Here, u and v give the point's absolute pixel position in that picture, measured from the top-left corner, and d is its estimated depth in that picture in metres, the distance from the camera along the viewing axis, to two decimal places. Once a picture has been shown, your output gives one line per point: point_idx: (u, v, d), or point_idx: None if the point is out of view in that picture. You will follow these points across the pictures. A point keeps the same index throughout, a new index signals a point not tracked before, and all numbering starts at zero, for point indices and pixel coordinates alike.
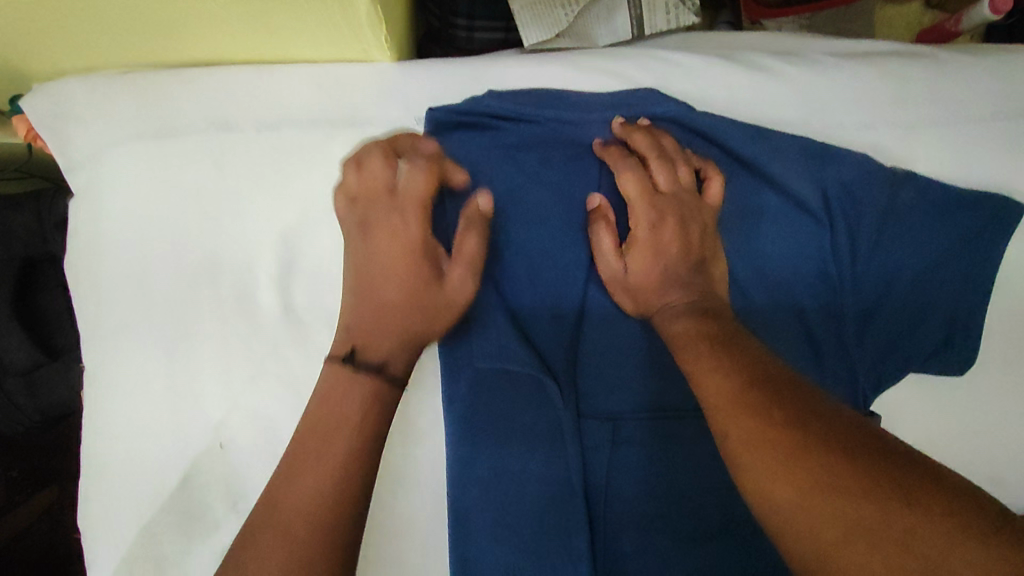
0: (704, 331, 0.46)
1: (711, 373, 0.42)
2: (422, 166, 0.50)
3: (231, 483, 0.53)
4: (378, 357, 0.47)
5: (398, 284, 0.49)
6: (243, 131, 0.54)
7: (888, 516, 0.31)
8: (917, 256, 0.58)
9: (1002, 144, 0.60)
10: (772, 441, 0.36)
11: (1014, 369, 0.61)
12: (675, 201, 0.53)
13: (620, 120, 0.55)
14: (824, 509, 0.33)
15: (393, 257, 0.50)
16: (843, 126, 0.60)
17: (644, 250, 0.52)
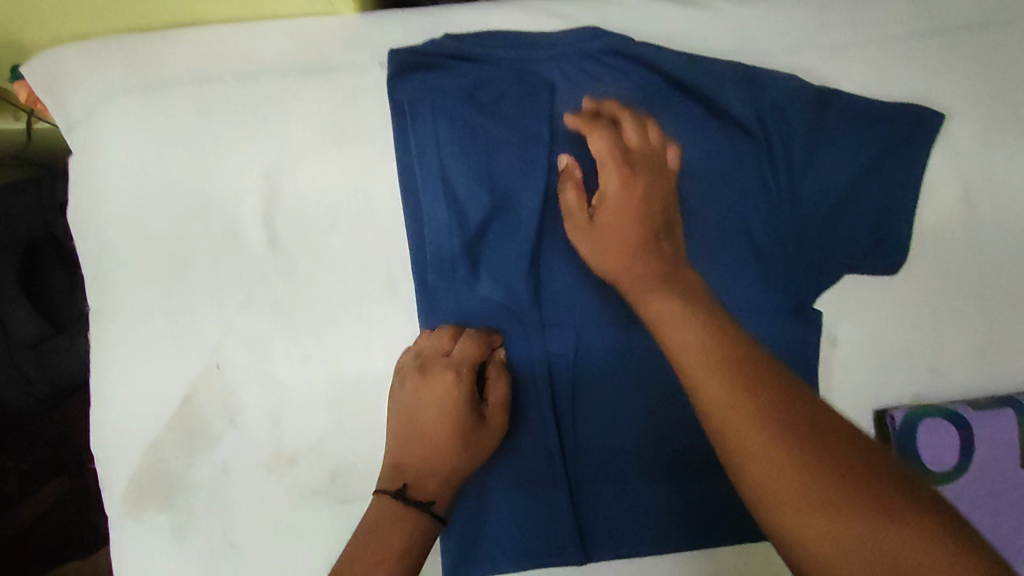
0: (665, 290, 0.47)
1: (681, 329, 0.44)
2: (442, 331, 0.58)
3: (229, 399, 0.60)
4: (427, 494, 0.56)
5: (437, 421, 0.57)
6: (223, 82, 0.60)
7: (848, 500, 0.35)
8: (846, 165, 0.63)
9: (917, 62, 0.66)
10: (741, 407, 0.38)
11: (947, 267, 0.66)
12: (641, 157, 0.55)
13: (590, 98, 0.58)
14: (792, 482, 0.36)
15: (432, 404, 0.58)
16: (774, 52, 0.65)
17: (618, 206, 0.53)
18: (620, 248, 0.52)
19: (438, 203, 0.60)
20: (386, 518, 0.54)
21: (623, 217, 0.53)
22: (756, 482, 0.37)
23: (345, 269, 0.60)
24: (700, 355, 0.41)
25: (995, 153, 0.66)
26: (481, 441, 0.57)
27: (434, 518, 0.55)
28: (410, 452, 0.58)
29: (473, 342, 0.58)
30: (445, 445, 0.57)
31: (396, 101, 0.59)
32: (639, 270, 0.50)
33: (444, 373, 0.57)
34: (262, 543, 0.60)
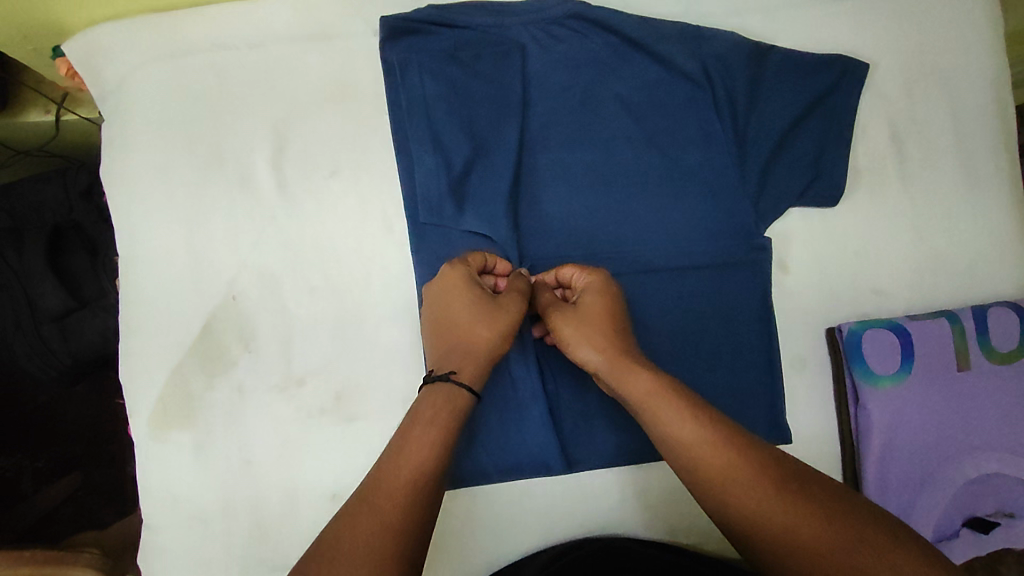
0: (624, 354, 0.58)
1: (687, 436, 0.51)
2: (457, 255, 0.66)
3: (244, 326, 0.66)
4: (453, 367, 0.57)
5: (454, 306, 0.61)
6: (237, 49, 0.69)
7: (809, 502, 0.46)
8: (784, 110, 0.72)
9: (843, 20, 0.75)
10: (733, 462, 0.48)
11: (880, 198, 0.74)
12: (587, 287, 0.62)
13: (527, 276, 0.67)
14: (773, 499, 0.46)
15: (447, 296, 0.62)
16: (717, 15, 0.74)
17: (592, 296, 0.61)
18: (598, 339, 0.59)
19: (426, 149, 0.68)
20: (420, 401, 0.55)
21: (595, 305, 0.61)
22: (760, 514, 0.46)
23: (345, 210, 0.68)
24: (698, 438, 0.50)
25: (915, 98, 0.75)
26: (497, 311, 0.60)
27: (462, 384, 0.56)
28: (437, 343, 0.60)
29: (483, 257, 0.65)
30: (464, 322, 0.60)
31: (388, 62, 0.68)
32: (600, 335, 0.59)
33: (454, 269, 0.62)
34: (274, 458, 0.65)
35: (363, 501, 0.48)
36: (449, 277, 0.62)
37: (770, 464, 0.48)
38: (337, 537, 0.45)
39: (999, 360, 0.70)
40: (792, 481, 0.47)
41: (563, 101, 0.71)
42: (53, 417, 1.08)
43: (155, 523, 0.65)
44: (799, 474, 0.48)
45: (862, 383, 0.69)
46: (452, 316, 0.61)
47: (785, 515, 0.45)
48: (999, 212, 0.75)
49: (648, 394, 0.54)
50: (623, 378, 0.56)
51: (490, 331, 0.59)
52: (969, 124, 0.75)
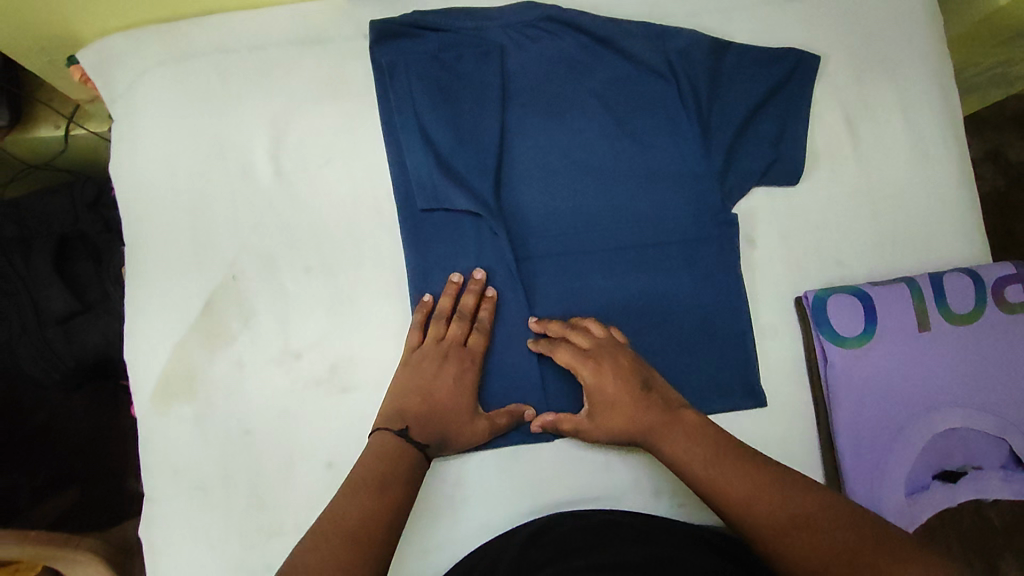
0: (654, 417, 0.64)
1: (740, 489, 0.56)
2: (464, 320, 0.70)
3: (243, 303, 0.70)
4: (423, 439, 0.64)
5: (448, 390, 0.67)
6: (239, 52, 0.75)
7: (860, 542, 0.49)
8: (743, 100, 0.78)
9: (795, 17, 0.82)
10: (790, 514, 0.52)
11: (837, 177, 0.80)
12: (599, 397, 0.66)
13: (535, 323, 0.71)
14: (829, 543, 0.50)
15: (445, 379, 0.67)
16: (679, 14, 0.81)
17: (609, 407, 0.66)
18: (625, 420, 0.65)
19: (415, 140, 0.74)
20: (389, 452, 0.62)
21: (614, 415, 0.65)
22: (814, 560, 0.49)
23: (338, 196, 0.73)
24: (749, 493, 0.55)
25: (864, 86, 0.81)
26: (474, 423, 0.67)
27: (425, 460, 0.63)
28: (414, 406, 0.66)
29: (483, 339, 0.70)
30: (447, 410, 0.66)
31: (378, 62, 0.75)
32: (620, 427, 0.65)
33: (460, 359, 0.69)
34: (271, 428, 0.68)
35: (312, 544, 0.53)
36: (454, 353, 0.69)
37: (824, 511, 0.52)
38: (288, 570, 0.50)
39: (957, 321, 0.74)
40: (810, 516, 0.52)
41: (540, 95, 0.77)
42: (50, 429, 1.09)
43: (156, 493, 0.67)
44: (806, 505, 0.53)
45: (829, 344, 0.73)
46: (441, 395, 0.67)
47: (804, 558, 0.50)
48: (952, 187, 0.81)
49: (669, 448, 0.62)
50: (659, 439, 0.63)
51: (472, 431, 0.67)
52: (918, 108, 0.82)
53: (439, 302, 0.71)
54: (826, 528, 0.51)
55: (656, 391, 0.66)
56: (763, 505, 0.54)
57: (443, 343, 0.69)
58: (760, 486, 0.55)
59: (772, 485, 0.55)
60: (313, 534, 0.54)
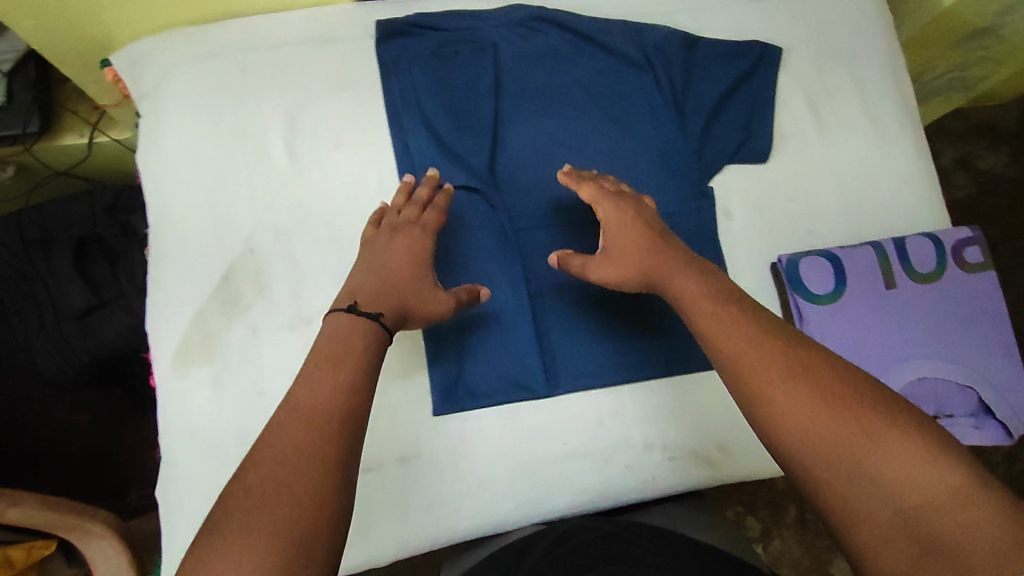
0: (657, 261, 0.67)
1: (736, 337, 0.58)
2: (416, 202, 0.74)
3: (258, 274, 0.76)
4: (377, 310, 0.63)
5: (402, 259, 0.68)
6: (257, 50, 0.82)
7: (857, 423, 0.50)
8: (713, 88, 0.87)
9: (759, 16, 0.90)
10: (797, 379, 0.53)
11: (804, 156, 0.87)
12: (613, 235, 0.70)
13: (565, 170, 0.75)
14: (824, 413, 0.51)
15: (402, 252, 0.69)
16: (654, 13, 0.89)
17: (619, 242, 0.69)
18: (631, 262, 0.68)
19: (417, 126, 0.81)
20: (342, 330, 0.60)
21: (626, 248, 0.69)
22: (797, 422, 0.51)
23: (347, 177, 0.80)
24: (750, 347, 0.56)
25: (824, 76, 0.90)
26: (433, 294, 0.68)
27: (384, 329, 0.62)
28: (369, 282, 0.65)
29: (435, 216, 0.73)
30: (405, 278, 0.67)
31: (382, 58, 0.82)
32: (625, 264, 0.68)
33: (414, 233, 0.71)
34: (284, 388, 0.73)
35: (273, 443, 0.51)
36: (406, 228, 0.71)
37: (843, 388, 0.52)
38: (252, 483, 0.48)
39: (921, 281, 0.80)
40: (828, 388, 0.52)
41: (528, 85, 0.85)
42: (56, 436, 1.09)
43: (174, 454, 0.71)
44: (827, 379, 0.53)
45: (803, 302, 0.78)
46: (396, 267, 0.68)
47: (801, 429, 0.51)
48: (908, 164, 0.88)
49: (670, 288, 0.65)
50: (666, 281, 0.65)
51: (433, 302, 0.68)
52: (873, 95, 0.90)
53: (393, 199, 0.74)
54: (839, 404, 0.51)
55: (665, 241, 0.69)
56: (775, 364, 0.55)
57: (396, 222, 0.72)
58: (764, 349, 0.56)
59: (788, 351, 0.56)
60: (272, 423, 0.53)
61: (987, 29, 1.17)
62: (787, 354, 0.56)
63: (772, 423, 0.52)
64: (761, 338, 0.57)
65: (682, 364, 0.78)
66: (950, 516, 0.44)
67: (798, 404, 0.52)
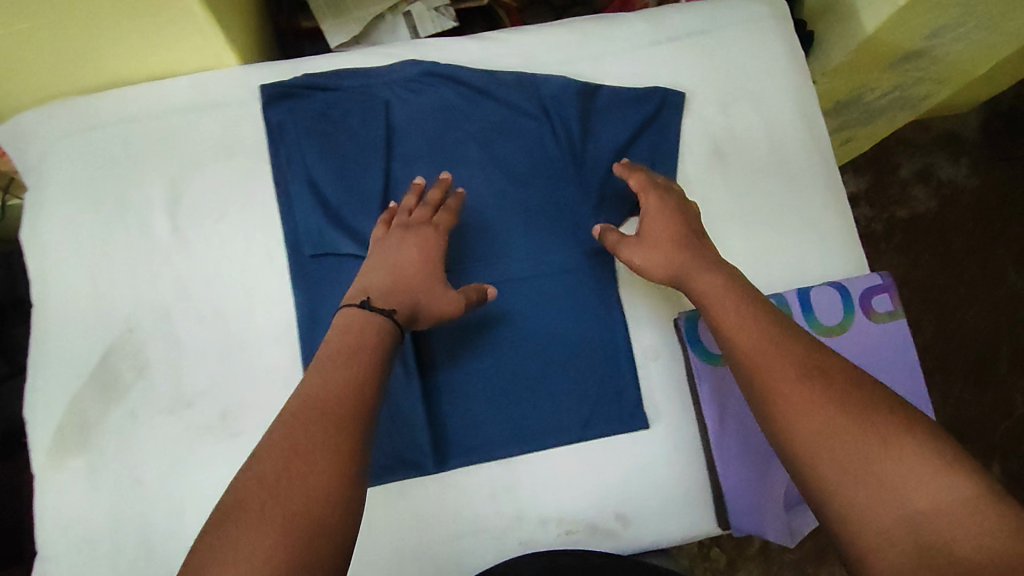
0: (690, 260, 0.71)
1: (749, 338, 0.63)
2: (430, 201, 0.75)
3: (138, 355, 0.74)
4: (389, 307, 0.66)
5: (414, 258, 0.70)
6: (139, 119, 0.80)
7: (867, 427, 0.54)
8: (614, 139, 0.84)
9: (661, 61, 0.88)
10: (808, 380, 0.58)
11: (709, 204, 0.85)
12: (653, 229, 0.74)
13: (617, 165, 0.79)
14: (836, 414, 0.55)
15: (416, 250, 0.71)
16: (550, 63, 0.87)
17: (660, 233, 0.73)
18: (661, 257, 0.72)
19: (303, 193, 0.78)
20: (355, 325, 0.63)
21: (661, 240, 0.73)
22: (807, 421, 0.56)
23: (232, 249, 0.78)
24: (765, 350, 0.62)
25: (730, 120, 0.88)
26: (442, 294, 0.70)
27: (395, 325, 0.64)
28: (381, 280, 0.68)
29: (447, 215, 0.75)
30: (416, 277, 0.69)
31: (268, 122, 0.80)
32: (662, 254, 0.72)
33: (427, 231, 0.73)
34: (163, 474, 0.71)
35: (287, 430, 0.53)
36: (418, 229, 0.73)
37: (852, 393, 0.56)
38: (264, 469, 0.50)
39: (824, 331, 0.78)
40: (843, 396, 0.56)
41: (421, 142, 0.82)
42: None
43: (49, 548, 0.69)
44: (841, 386, 0.57)
45: (698, 360, 0.76)
46: (410, 265, 0.70)
47: (815, 431, 0.55)
48: (819, 207, 0.86)
49: (698, 285, 0.69)
50: (692, 279, 0.70)
51: (444, 301, 0.70)
52: (782, 137, 0.88)
53: (404, 199, 0.75)
54: (853, 407, 0.55)
55: (697, 241, 0.73)
56: (792, 366, 0.60)
57: (413, 219, 0.74)
58: (781, 350, 0.61)
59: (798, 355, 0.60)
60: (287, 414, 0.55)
61: (918, 51, 1.13)
62: (795, 358, 0.60)
63: (787, 421, 0.57)
64: (778, 340, 0.62)
65: (578, 430, 0.76)
66: (951, 522, 0.48)
67: (811, 407, 0.56)
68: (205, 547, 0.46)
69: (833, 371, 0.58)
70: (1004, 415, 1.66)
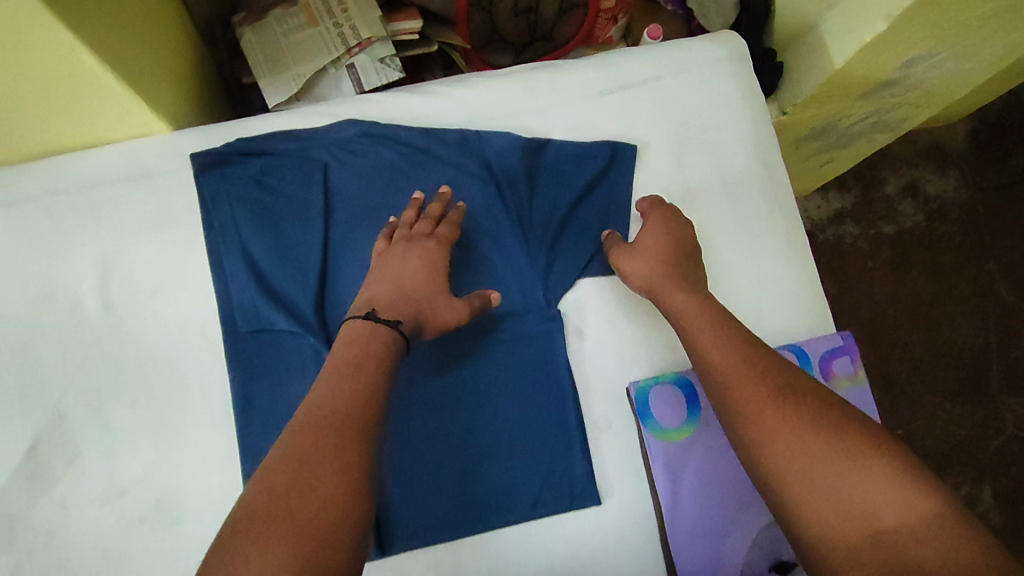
0: (668, 275, 0.73)
1: (720, 356, 0.66)
2: (433, 213, 0.76)
3: (69, 444, 0.71)
4: (393, 319, 0.67)
5: (418, 270, 0.72)
6: (65, 191, 0.76)
7: (836, 448, 0.57)
8: (563, 197, 0.82)
9: (613, 111, 0.85)
10: (777, 400, 0.61)
11: None
12: (644, 244, 0.76)
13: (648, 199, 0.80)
14: (806, 434, 0.58)
15: (418, 262, 0.72)
16: (495, 117, 0.83)
17: (652, 246, 0.75)
18: (645, 268, 0.75)
19: (238, 266, 0.76)
20: (358, 338, 0.64)
21: (651, 251, 0.75)
22: (777, 441, 0.59)
23: (166, 327, 0.75)
24: (736, 369, 0.64)
25: (685, 171, 0.84)
26: (445, 305, 0.71)
27: (400, 337, 0.66)
28: (384, 292, 0.70)
29: (451, 227, 0.76)
30: (420, 289, 0.71)
31: (200, 192, 0.77)
32: (645, 265, 0.75)
33: (430, 244, 0.74)
34: (95, 568, 0.69)
35: (299, 442, 0.56)
36: (421, 241, 0.73)
37: (820, 414, 0.60)
38: (275, 479, 0.53)
39: None
40: (814, 418, 0.59)
41: (360, 207, 0.80)
42: None
43: None
44: (813, 406, 0.60)
45: (651, 439, 0.74)
46: (413, 278, 0.71)
47: (787, 449, 0.58)
48: (778, 262, 0.83)
49: (670, 303, 0.72)
50: (663, 299, 0.73)
51: (448, 312, 0.71)
52: (741, 188, 0.84)
53: (404, 214, 0.77)
54: (826, 428, 0.58)
55: (685, 261, 0.75)
56: (762, 386, 0.63)
57: (415, 232, 0.74)
58: (750, 369, 0.64)
59: (766, 375, 0.63)
60: (293, 427, 0.58)
61: (893, 80, 1.07)
62: (763, 378, 0.63)
63: (759, 439, 0.60)
64: (747, 361, 0.65)
65: (526, 509, 0.74)
66: (912, 539, 0.52)
67: (785, 428, 0.59)
68: (223, 552, 0.49)
69: (803, 394, 0.62)
70: (994, 433, 1.52)
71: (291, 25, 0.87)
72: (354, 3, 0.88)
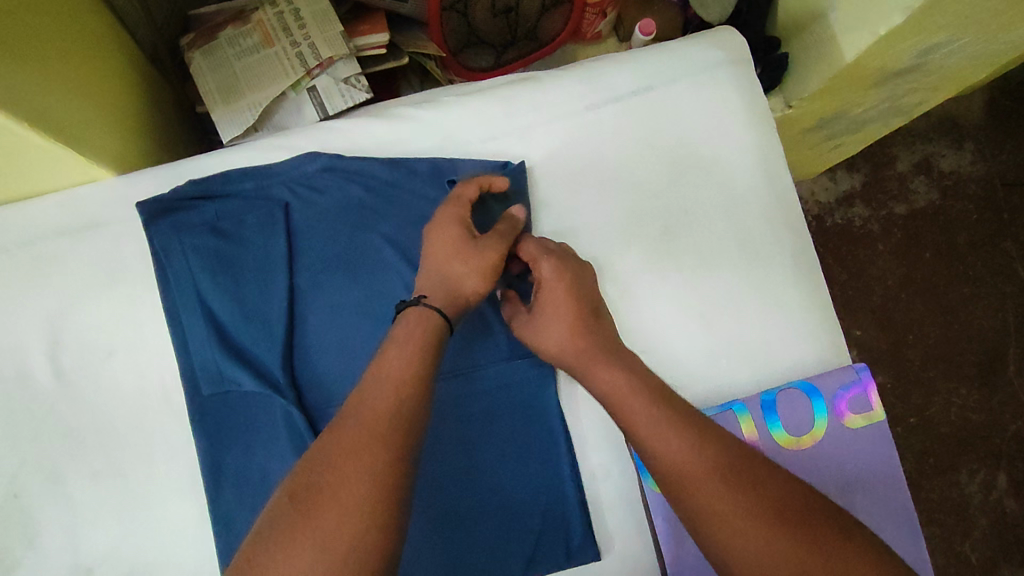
0: (589, 350, 0.62)
1: (666, 448, 0.55)
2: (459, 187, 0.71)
3: (27, 523, 0.67)
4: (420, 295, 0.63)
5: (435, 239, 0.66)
6: (7, 249, 0.70)
7: (802, 551, 0.49)
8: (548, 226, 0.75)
9: (598, 128, 0.77)
10: (737, 499, 0.52)
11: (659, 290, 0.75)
12: (551, 304, 0.65)
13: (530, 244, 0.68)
14: (770, 538, 0.50)
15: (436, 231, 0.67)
16: (470, 141, 0.77)
17: (551, 305, 0.65)
18: (555, 337, 0.64)
19: (197, 323, 0.70)
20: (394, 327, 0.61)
21: (555, 317, 0.64)
22: (737, 547, 0.50)
23: (124, 392, 0.70)
24: (687, 462, 0.54)
25: (682, 191, 0.77)
26: (470, 254, 0.65)
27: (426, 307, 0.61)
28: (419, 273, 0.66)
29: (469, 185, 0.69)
30: (442, 255, 0.65)
31: (150, 243, 0.70)
32: (555, 332, 0.64)
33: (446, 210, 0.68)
34: None
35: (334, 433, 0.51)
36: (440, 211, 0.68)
37: (781, 509, 0.51)
38: (302, 483, 0.48)
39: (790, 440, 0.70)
40: (778, 514, 0.51)
41: (327, 249, 0.73)
42: None
43: None
44: (780, 496, 0.52)
45: (652, 492, 0.68)
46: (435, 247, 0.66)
47: (754, 555, 0.50)
48: (788, 288, 0.76)
49: (597, 386, 0.61)
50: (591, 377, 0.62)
51: (474, 260, 0.64)
52: (744, 208, 0.77)
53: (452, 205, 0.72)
54: (796, 526, 0.50)
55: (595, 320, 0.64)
56: (721, 481, 0.53)
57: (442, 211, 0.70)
58: (706, 461, 0.54)
59: (717, 466, 0.53)
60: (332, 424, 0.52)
61: (907, 68, 0.98)
62: (717, 470, 0.53)
63: (721, 544, 0.51)
64: (700, 449, 0.54)
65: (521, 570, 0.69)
66: None
67: (748, 532, 0.50)
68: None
69: (765, 484, 0.53)
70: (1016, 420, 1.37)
71: (243, 47, 0.81)
72: (311, 18, 0.81)
